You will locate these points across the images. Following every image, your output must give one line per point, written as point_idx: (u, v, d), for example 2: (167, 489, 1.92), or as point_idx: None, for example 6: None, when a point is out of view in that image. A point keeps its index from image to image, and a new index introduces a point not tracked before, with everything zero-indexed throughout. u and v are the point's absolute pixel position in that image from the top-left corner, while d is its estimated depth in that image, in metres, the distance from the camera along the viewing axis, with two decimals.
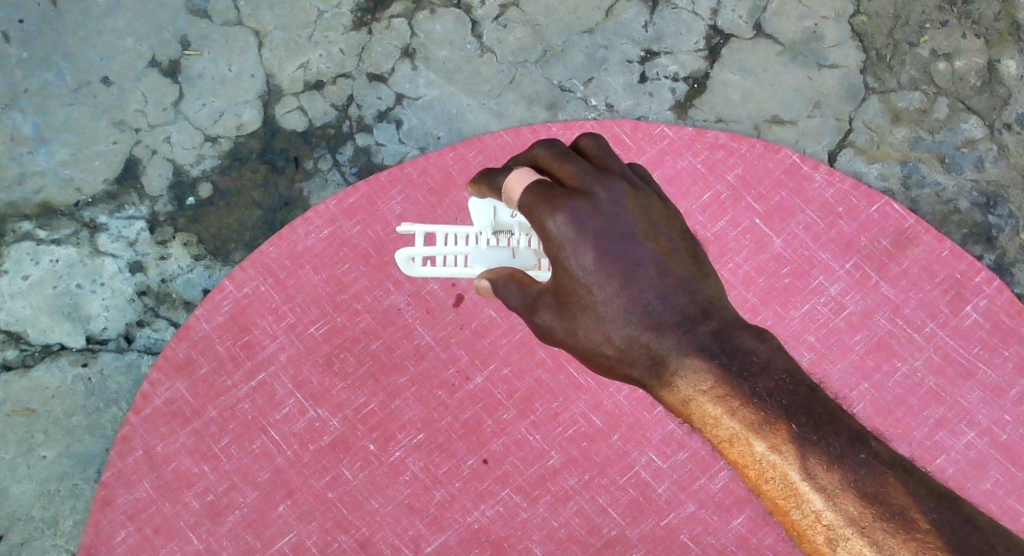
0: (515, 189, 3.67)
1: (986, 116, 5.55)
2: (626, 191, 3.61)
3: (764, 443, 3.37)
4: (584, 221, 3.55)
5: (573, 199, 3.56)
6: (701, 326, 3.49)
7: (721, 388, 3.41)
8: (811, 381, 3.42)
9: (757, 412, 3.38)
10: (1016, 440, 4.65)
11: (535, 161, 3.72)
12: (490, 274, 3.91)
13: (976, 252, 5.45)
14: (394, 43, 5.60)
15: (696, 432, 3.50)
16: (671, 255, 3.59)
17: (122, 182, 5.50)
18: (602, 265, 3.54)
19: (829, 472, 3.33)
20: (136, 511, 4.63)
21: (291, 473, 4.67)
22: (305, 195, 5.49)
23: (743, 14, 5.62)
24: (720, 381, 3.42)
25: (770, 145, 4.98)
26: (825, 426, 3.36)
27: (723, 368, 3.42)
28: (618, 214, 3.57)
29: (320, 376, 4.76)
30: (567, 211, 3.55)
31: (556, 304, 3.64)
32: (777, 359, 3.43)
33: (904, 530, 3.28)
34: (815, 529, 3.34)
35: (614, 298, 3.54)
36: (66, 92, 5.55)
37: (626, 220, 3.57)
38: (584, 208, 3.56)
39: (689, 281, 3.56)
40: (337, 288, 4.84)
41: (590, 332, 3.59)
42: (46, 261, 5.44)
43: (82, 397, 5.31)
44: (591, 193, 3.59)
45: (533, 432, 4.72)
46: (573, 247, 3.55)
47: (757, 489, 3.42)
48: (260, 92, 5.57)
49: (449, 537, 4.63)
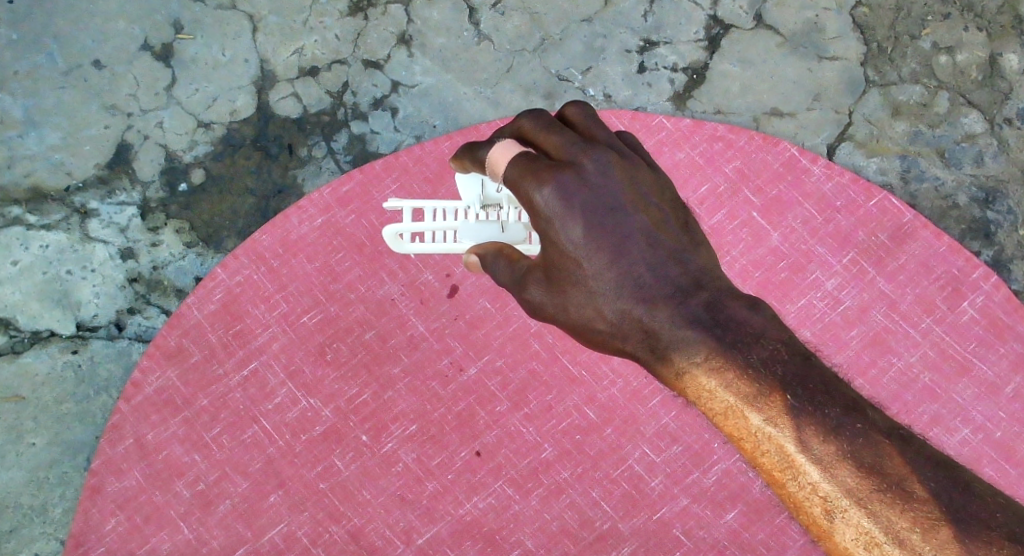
0: (500, 162, 3.65)
1: (986, 110, 5.51)
2: (614, 160, 3.57)
3: (759, 415, 3.33)
4: (571, 194, 3.53)
5: (559, 172, 3.55)
6: (693, 298, 3.43)
7: (714, 360, 3.36)
8: (805, 350, 3.38)
9: (751, 384, 3.34)
10: (1011, 437, 4.61)
11: (519, 132, 3.67)
12: (478, 249, 3.83)
13: (973, 248, 5.40)
14: (390, 29, 5.55)
15: (690, 404, 3.46)
16: (661, 226, 3.54)
17: (113, 167, 5.45)
18: (592, 238, 3.51)
19: (826, 444, 3.29)
20: (126, 499, 4.58)
21: (282, 463, 4.63)
22: (299, 183, 5.43)
23: (743, 4, 5.57)
24: (713, 352, 3.36)
25: (769, 138, 4.93)
26: (821, 396, 3.31)
27: (715, 340, 3.37)
28: (605, 185, 3.54)
29: (312, 365, 4.71)
30: (554, 184, 3.53)
31: (546, 279, 3.59)
32: (771, 329, 3.38)
33: (902, 500, 3.26)
34: (812, 501, 3.31)
35: (605, 272, 3.50)
36: (57, 75, 5.48)
37: (614, 191, 3.54)
38: (570, 180, 3.53)
39: (678, 253, 3.51)
40: (330, 277, 4.79)
41: (582, 308, 3.54)
42: (36, 246, 5.38)
43: (72, 384, 5.25)
44: (578, 164, 3.56)
45: (526, 424, 4.67)
46: (561, 220, 3.52)
47: (753, 462, 3.39)
48: (254, 78, 5.51)
49: (441, 529, 4.59)
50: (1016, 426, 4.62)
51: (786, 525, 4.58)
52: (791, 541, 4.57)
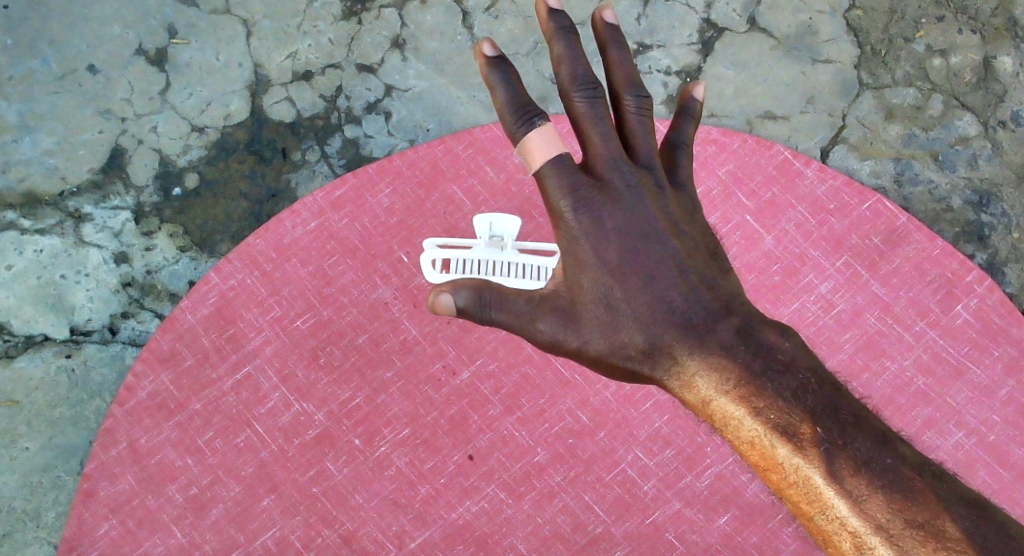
0: (535, 154, 3.69)
1: (980, 113, 5.51)
2: (648, 187, 3.75)
3: (788, 446, 3.42)
4: (602, 215, 3.72)
5: (593, 189, 3.72)
6: (725, 325, 3.61)
7: (744, 389, 3.49)
8: (834, 382, 3.48)
9: (780, 414, 3.44)
10: (1004, 441, 4.61)
11: (572, 110, 3.75)
12: (447, 289, 3.70)
13: (967, 251, 5.39)
14: (384, 33, 5.55)
15: (720, 434, 3.57)
16: (692, 253, 3.73)
17: (107, 171, 5.44)
18: (624, 262, 3.70)
19: (855, 477, 3.35)
20: (118, 503, 4.58)
21: (276, 467, 4.62)
22: (292, 187, 5.43)
23: (737, 7, 5.57)
24: (743, 382, 3.49)
25: (762, 141, 4.92)
26: (850, 428, 3.40)
27: (747, 369, 3.51)
28: (638, 208, 3.72)
29: (305, 369, 4.71)
30: (585, 202, 3.71)
31: (567, 311, 3.74)
32: (801, 358, 3.51)
33: (933, 537, 3.30)
34: (841, 535, 3.37)
35: (635, 297, 3.69)
36: (51, 80, 5.48)
37: (647, 216, 3.73)
38: (602, 201, 3.72)
39: (710, 279, 3.70)
40: (323, 281, 4.79)
41: (608, 335, 3.71)
42: (31, 250, 5.38)
43: (66, 388, 5.25)
44: (612, 183, 3.74)
45: (519, 428, 4.67)
46: (592, 243, 3.72)
47: (782, 493, 3.46)
48: (248, 82, 5.51)
49: (433, 533, 4.59)
50: (1009, 430, 4.62)
51: (778, 529, 4.58)
52: (783, 545, 4.57)
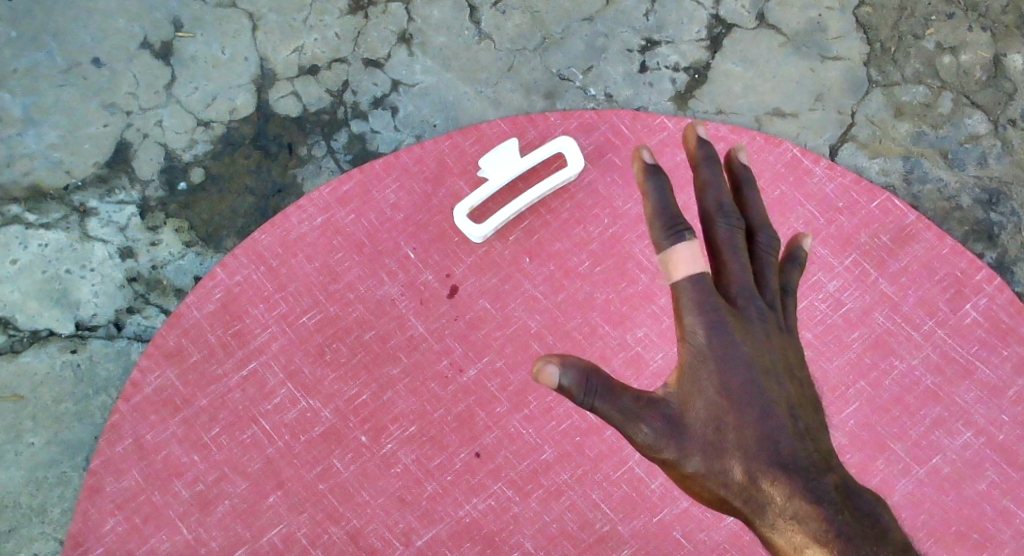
0: (676, 265, 3.47)
1: (990, 111, 5.47)
2: (773, 322, 3.51)
3: None
4: (727, 337, 3.45)
5: (723, 310, 3.47)
6: (828, 477, 3.34)
7: (832, 545, 3.26)
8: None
9: None
10: (1013, 441, 4.59)
11: (704, 212, 3.58)
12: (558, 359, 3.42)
13: (976, 250, 5.36)
14: (391, 27, 5.52)
15: None
16: (802, 401, 3.46)
17: (113, 166, 5.43)
18: (740, 392, 3.43)
19: None
20: (125, 499, 4.59)
21: (282, 464, 4.62)
22: (298, 182, 5.41)
23: (746, 3, 5.54)
24: (833, 537, 3.27)
25: (772, 138, 4.86)
26: None
27: (842, 526, 3.28)
28: (762, 340, 3.47)
29: (312, 366, 4.70)
30: (711, 318, 3.46)
31: (669, 424, 3.46)
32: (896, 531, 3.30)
33: None
34: None
35: (745, 428, 3.41)
36: (56, 73, 5.48)
37: (768, 347, 3.48)
38: (729, 325, 3.46)
39: (814, 431, 3.43)
40: (329, 277, 4.76)
41: (707, 458, 3.43)
42: (35, 244, 5.36)
43: (71, 383, 5.24)
44: (740, 307, 3.49)
45: (526, 425, 4.65)
46: (715, 365, 3.45)
47: None
48: (254, 76, 5.49)
49: (440, 530, 4.58)
50: (1018, 430, 4.60)
51: None
52: None
